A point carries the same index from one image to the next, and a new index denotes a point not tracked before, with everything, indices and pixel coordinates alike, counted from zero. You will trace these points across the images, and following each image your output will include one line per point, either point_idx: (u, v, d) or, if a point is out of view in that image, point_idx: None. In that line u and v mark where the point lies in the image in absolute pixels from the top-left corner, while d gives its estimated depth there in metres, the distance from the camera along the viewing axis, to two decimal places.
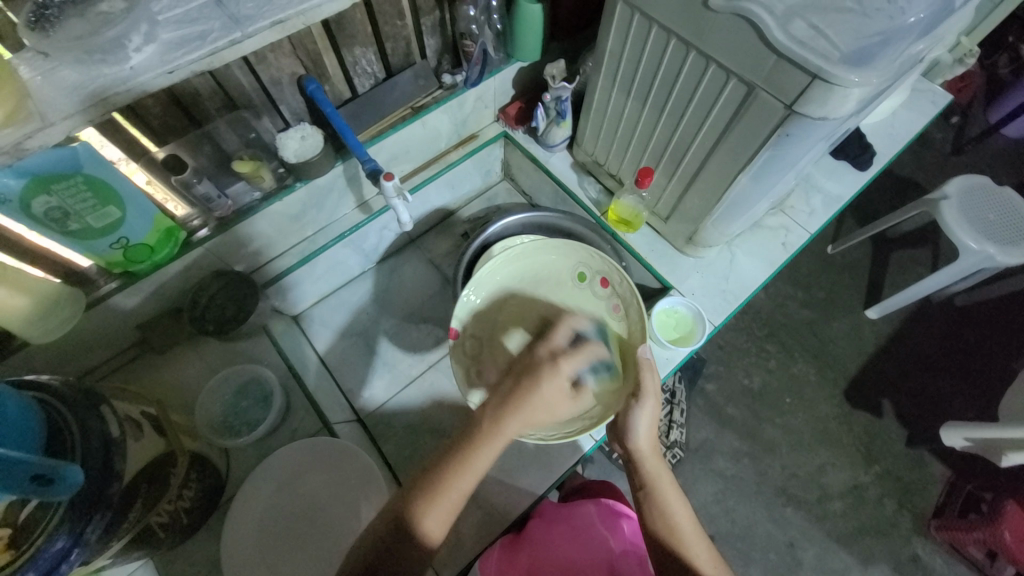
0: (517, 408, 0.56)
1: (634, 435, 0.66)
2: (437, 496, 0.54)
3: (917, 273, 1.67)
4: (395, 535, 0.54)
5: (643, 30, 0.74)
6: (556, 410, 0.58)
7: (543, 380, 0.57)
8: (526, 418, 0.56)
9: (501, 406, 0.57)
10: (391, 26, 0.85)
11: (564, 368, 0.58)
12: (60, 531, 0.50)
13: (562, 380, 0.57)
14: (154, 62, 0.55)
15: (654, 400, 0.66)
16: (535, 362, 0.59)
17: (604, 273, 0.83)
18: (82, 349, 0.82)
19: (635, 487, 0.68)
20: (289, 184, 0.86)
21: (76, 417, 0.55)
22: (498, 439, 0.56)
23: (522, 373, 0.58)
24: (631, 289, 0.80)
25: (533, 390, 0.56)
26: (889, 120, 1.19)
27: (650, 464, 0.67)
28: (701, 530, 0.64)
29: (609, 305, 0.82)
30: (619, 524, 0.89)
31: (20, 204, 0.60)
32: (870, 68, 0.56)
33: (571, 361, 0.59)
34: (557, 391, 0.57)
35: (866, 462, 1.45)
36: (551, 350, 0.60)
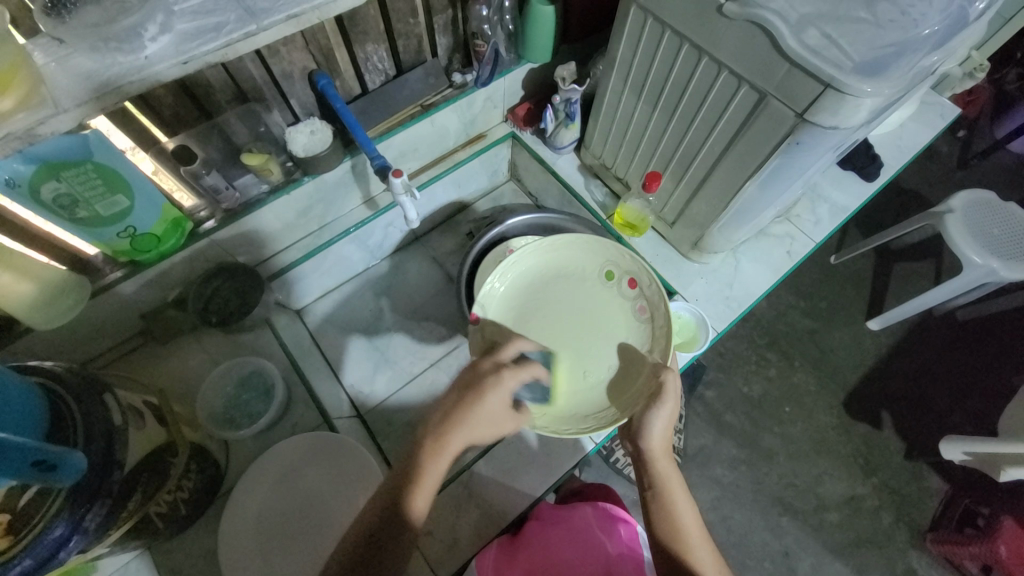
0: (461, 421, 0.59)
1: (648, 437, 0.66)
2: (410, 488, 0.57)
3: (920, 286, 1.67)
4: (377, 537, 0.55)
5: (656, 34, 0.74)
6: (503, 423, 0.62)
7: (487, 393, 0.60)
8: (471, 428, 0.60)
9: (447, 418, 0.60)
10: (403, 24, 0.85)
11: (507, 383, 0.61)
12: (60, 518, 0.50)
13: (505, 393, 0.61)
14: (168, 52, 0.55)
15: (674, 401, 0.65)
16: (479, 376, 0.62)
17: (632, 273, 0.81)
18: (85, 337, 0.82)
19: (643, 486, 0.68)
20: (297, 178, 0.87)
21: (78, 404, 0.55)
22: (448, 448, 0.59)
23: (466, 387, 0.62)
24: (659, 291, 0.78)
25: (476, 403, 0.60)
26: (897, 132, 1.19)
27: (661, 465, 0.67)
28: (706, 534, 0.65)
29: (634, 307, 0.80)
30: (617, 528, 0.88)
31: (30, 189, 0.61)
32: (882, 78, 0.56)
33: (514, 375, 0.62)
34: (501, 403, 0.61)
35: (864, 474, 1.45)
36: (495, 364, 0.64)
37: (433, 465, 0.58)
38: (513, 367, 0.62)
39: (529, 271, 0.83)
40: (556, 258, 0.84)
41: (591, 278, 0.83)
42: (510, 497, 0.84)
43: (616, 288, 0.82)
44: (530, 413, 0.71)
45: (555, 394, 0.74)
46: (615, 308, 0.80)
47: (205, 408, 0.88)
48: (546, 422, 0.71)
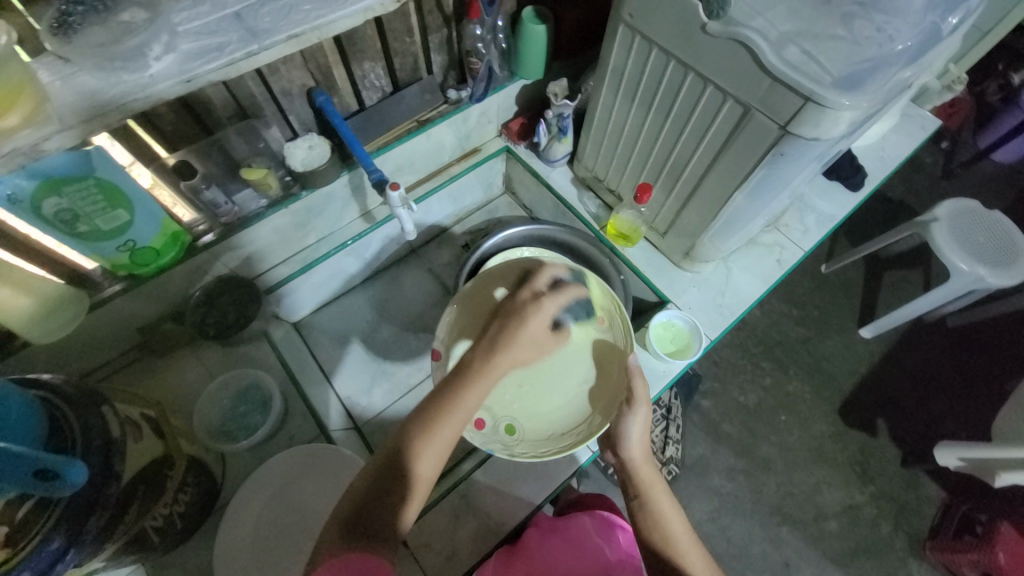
0: (505, 345, 0.62)
1: (626, 445, 0.69)
2: (411, 487, 0.55)
3: (910, 293, 1.70)
4: (379, 500, 0.53)
5: (643, 51, 0.77)
6: (539, 345, 0.66)
7: (529, 319, 0.64)
8: (513, 355, 0.63)
9: (491, 347, 0.62)
10: (400, 43, 0.88)
11: (546, 305, 0.65)
12: (56, 532, 0.50)
13: (546, 317, 0.65)
14: (173, 71, 0.57)
15: (645, 407, 0.69)
16: (519, 306, 0.66)
17: (591, 286, 0.81)
18: (81, 351, 0.82)
19: (629, 496, 0.70)
20: (295, 192, 0.88)
21: (76, 415, 0.55)
22: (491, 374, 0.60)
23: (507, 315, 0.66)
24: (611, 294, 0.78)
25: (519, 328, 0.64)
26: (880, 143, 1.22)
27: (644, 472, 0.69)
28: (696, 538, 0.66)
29: (596, 316, 0.80)
30: (615, 534, 0.90)
31: (31, 204, 0.61)
32: (860, 92, 0.59)
33: (553, 301, 0.66)
34: (540, 325, 0.66)
35: (861, 482, 1.46)
36: (533, 293, 0.68)
37: (468, 400, 0.59)
38: (550, 292, 0.67)
39: (492, 295, 0.81)
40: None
41: None
42: (509, 507, 0.83)
43: None
44: (508, 443, 0.73)
45: (530, 420, 0.75)
46: (579, 323, 0.81)
47: (202, 421, 0.87)
48: (525, 449, 0.72)
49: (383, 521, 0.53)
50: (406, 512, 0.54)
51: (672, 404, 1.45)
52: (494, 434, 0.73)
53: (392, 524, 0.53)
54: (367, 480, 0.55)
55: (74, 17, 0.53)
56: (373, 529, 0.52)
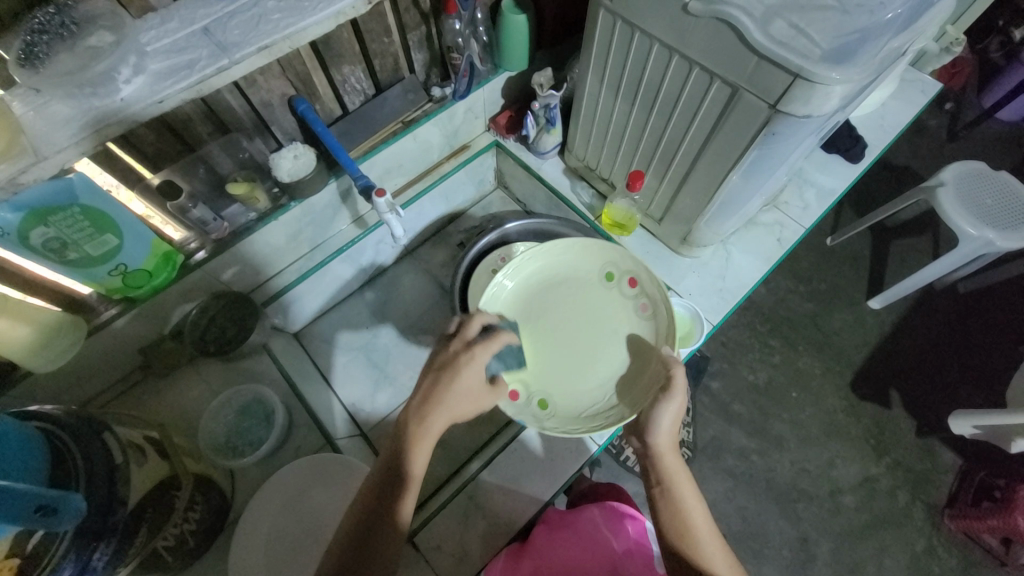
0: (438, 404, 0.62)
1: (655, 430, 0.68)
2: (404, 493, 0.59)
3: (919, 261, 1.67)
4: (370, 526, 0.57)
5: (625, 36, 0.75)
6: (480, 398, 0.65)
7: (461, 371, 0.63)
8: (450, 408, 0.62)
9: (424, 403, 0.62)
10: (378, 43, 0.86)
11: (478, 358, 0.64)
12: (67, 559, 0.51)
13: (478, 368, 0.64)
14: (144, 93, 0.56)
15: (682, 395, 0.67)
16: (451, 357, 0.65)
17: (631, 273, 0.83)
18: (84, 376, 0.83)
19: (651, 483, 0.68)
20: (284, 204, 0.87)
21: (78, 446, 0.56)
22: (431, 432, 0.61)
23: (440, 369, 0.64)
24: (658, 287, 0.80)
25: (451, 383, 0.62)
26: (879, 111, 1.19)
27: (669, 460, 0.68)
28: (714, 528, 0.65)
29: (637, 303, 0.82)
30: (624, 525, 0.89)
31: (18, 237, 0.61)
32: (850, 65, 0.57)
33: (484, 351, 0.65)
34: (475, 376, 0.64)
35: (876, 454, 1.44)
36: (464, 343, 0.66)
37: (420, 447, 0.61)
38: (482, 343, 0.65)
39: (536, 271, 0.86)
40: (557, 259, 0.86)
41: (591, 279, 0.85)
42: (518, 505, 0.83)
43: (617, 288, 0.84)
44: (540, 416, 0.75)
45: (564, 397, 0.77)
46: (620, 306, 0.83)
47: (207, 438, 0.88)
48: (556, 425, 0.74)
49: (382, 532, 0.57)
50: (401, 520, 0.58)
51: (681, 389, 1.46)
52: (527, 407, 0.76)
53: (391, 531, 0.57)
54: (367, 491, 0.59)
55: (39, 47, 0.54)
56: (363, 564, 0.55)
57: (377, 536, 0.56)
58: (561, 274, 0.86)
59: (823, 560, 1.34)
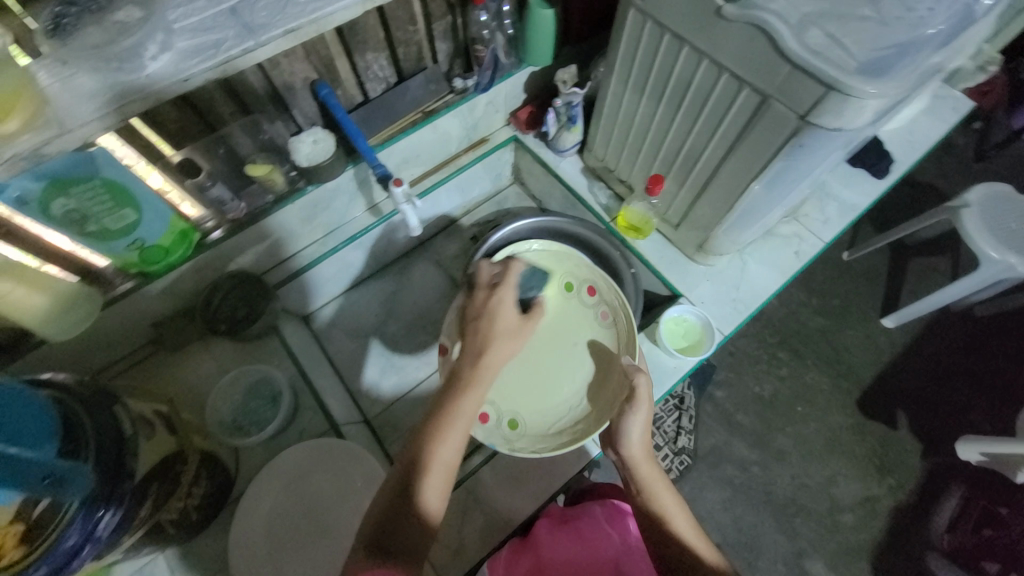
0: (485, 350, 0.62)
1: (627, 441, 0.69)
2: (429, 464, 0.56)
3: (936, 281, 1.64)
4: (400, 511, 0.54)
5: (655, 36, 0.73)
6: (519, 335, 0.64)
7: (491, 312, 0.64)
8: (496, 354, 0.62)
9: (473, 357, 0.62)
10: (403, 31, 0.86)
11: (500, 291, 0.66)
12: (70, 529, 0.51)
13: (507, 304, 0.65)
14: (169, 69, 0.56)
15: (647, 405, 0.68)
16: (480, 304, 0.65)
17: (590, 281, 0.82)
18: (97, 346, 0.84)
19: (633, 492, 0.72)
20: (301, 187, 0.87)
21: (87, 416, 0.57)
22: (481, 379, 0.60)
23: (474, 319, 0.65)
24: (618, 295, 0.78)
25: (490, 328, 0.63)
26: (908, 126, 1.16)
27: (644, 470, 0.70)
28: (694, 521, 0.69)
29: (597, 312, 0.80)
30: (625, 521, 0.83)
31: (39, 205, 0.63)
32: (886, 79, 0.56)
33: (507, 285, 0.66)
34: (503, 314, 0.64)
35: (879, 474, 1.43)
36: (488, 286, 0.67)
37: (460, 405, 0.59)
38: (503, 279, 0.66)
39: None
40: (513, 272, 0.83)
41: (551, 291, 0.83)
42: (516, 503, 0.84)
43: (577, 297, 0.83)
44: (510, 437, 0.73)
45: (532, 414, 0.75)
46: (581, 318, 0.81)
47: (216, 415, 0.89)
48: (526, 444, 0.73)
49: (411, 513, 0.53)
50: (427, 494, 0.54)
51: (685, 395, 1.45)
52: (496, 428, 0.73)
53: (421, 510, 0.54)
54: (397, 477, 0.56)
55: (67, 19, 0.54)
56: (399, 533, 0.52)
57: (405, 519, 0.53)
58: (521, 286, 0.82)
59: None
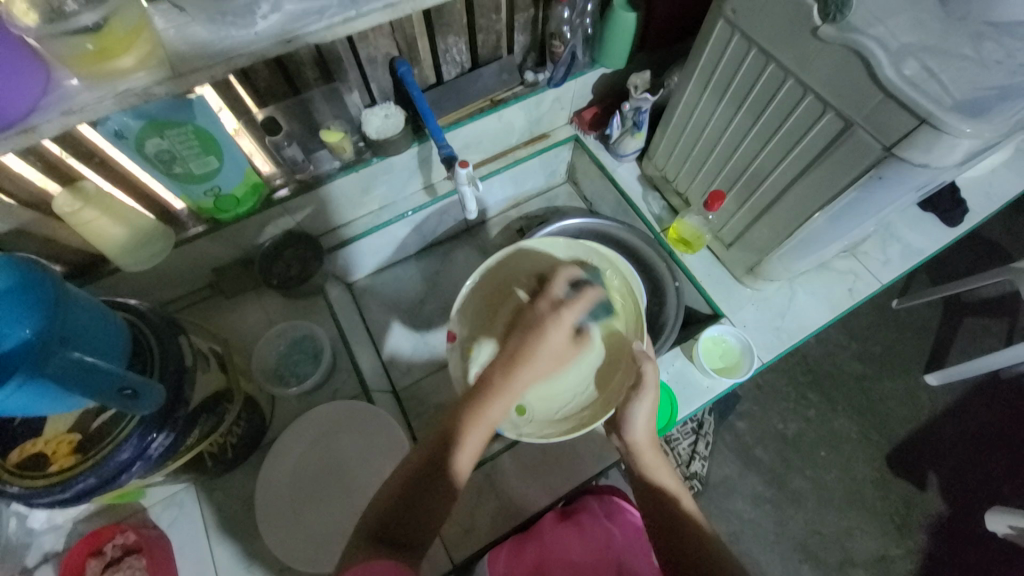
0: (526, 359, 0.63)
1: (631, 427, 0.69)
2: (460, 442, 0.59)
3: (990, 344, 1.55)
4: (427, 480, 0.58)
5: (741, 50, 0.72)
6: (562, 357, 0.66)
7: (550, 330, 0.64)
8: (535, 367, 0.63)
9: (511, 361, 0.63)
10: (485, 20, 0.87)
11: (564, 316, 0.65)
12: (127, 441, 0.56)
13: (565, 327, 0.65)
14: (276, 30, 0.59)
15: (652, 391, 0.67)
16: (538, 317, 0.66)
17: (595, 265, 0.78)
18: (161, 283, 0.89)
19: (635, 478, 0.72)
20: (367, 158, 0.91)
21: (157, 341, 0.61)
22: (512, 387, 0.61)
23: (526, 328, 0.65)
24: (625, 279, 0.76)
25: (539, 339, 0.63)
26: (988, 176, 1.11)
27: (648, 455, 0.71)
28: (698, 514, 0.68)
29: (603, 299, 0.78)
30: (624, 513, 0.87)
31: (136, 142, 0.68)
32: (985, 120, 0.54)
33: (572, 310, 0.66)
34: (561, 337, 0.65)
35: (899, 534, 1.36)
36: (551, 302, 0.67)
37: (495, 402, 0.61)
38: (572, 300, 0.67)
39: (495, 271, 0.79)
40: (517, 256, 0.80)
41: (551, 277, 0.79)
42: (531, 494, 0.85)
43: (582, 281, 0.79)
44: (517, 423, 0.70)
45: (539, 398, 0.73)
46: None
47: (258, 363, 0.94)
48: (533, 429, 0.70)
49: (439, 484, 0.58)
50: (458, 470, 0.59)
51: (704, 420, 1.42)
52: (502, 414, 0.71)
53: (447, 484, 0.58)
54: (424, 455, 0.60)
55: None
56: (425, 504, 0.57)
57: (430, 493, 0.57)
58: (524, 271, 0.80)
59: None
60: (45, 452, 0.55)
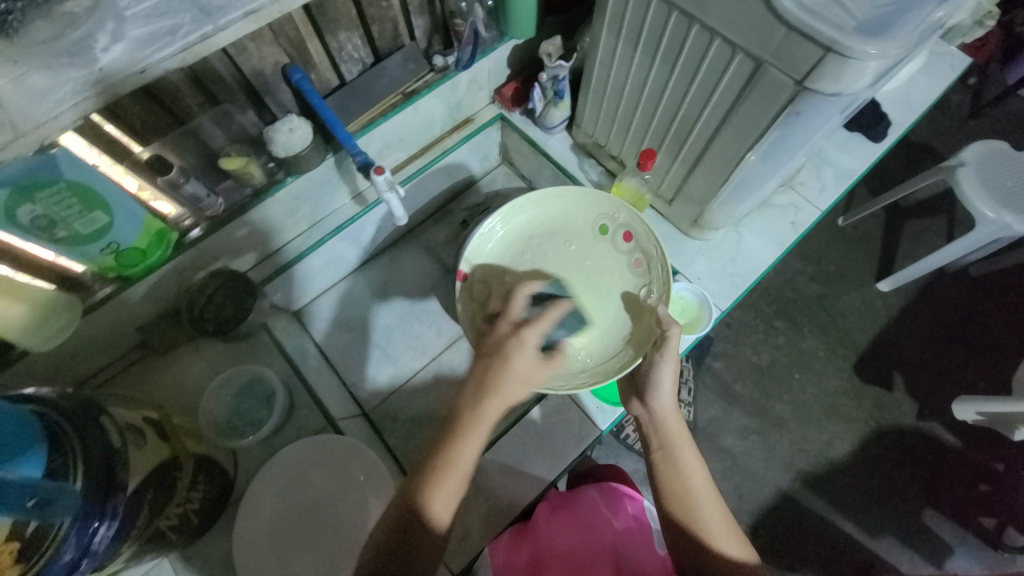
0: (495, 388, 0.61)
1: (658, 394, 0.71)
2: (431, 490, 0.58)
3: (932, 243, 1.63)
4: (410, 521, 0.57)
5: (642, 1, 0.70)
6: (532, 378, 0.63)
7: (511, 356, 0.62)
8: (503, 393, 0.61)
9: (481, 388, 0.61)
10: (376, 7, 0.81)
11: (527, 336, 0.64)
12: (65, 547, 0.51)
13: (529, 348, 0.64)
14: (123, 61, 0.52)
15: (674, 357, 0.72)
16: (500, 341, 0.65)
17: (626, 227, 0.88)
18: (84, 354, 0.82)
19: (652, 447, 0.70)
20: (280, 179, 0.84)
21: (73, 429, 0.55)
22: (482, 419, 0.61)
23: (491, 355, 0.64)
24: (653, 244, 0.85)
25: (505, 364, 0.62)
26: (905, 85, 1.13)
27: (672, 423, 0.69)
28: (716, 492, 0.66)
29: (631, 258, 0.87)
30: (623, 503, 0.87)
31: (5, 213, 0.60)
32: (887, 38, 0.53)
33: (532, 329, 0.64)
34: (527, 359, 0.63)
35: (875, 436, 1.45)
36: (512, 324, 0.67)
37: (468, 443, 0.60)
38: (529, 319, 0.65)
39: (528, 225, 0.90)
40: (550, 213, 0.90)
41: (585, 232, 0.90)
42: (520, 488, 0.85)
43: (609, 241, 0.89)
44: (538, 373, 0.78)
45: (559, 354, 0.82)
46: (613, 261, 0.88)
47: (211, 419, 0.88)
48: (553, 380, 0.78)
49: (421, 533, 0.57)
50: (437, 518, 0.58)
51: (682, 369, 1.44)
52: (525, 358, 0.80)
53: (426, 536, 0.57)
54: (399, 510, 0.59)
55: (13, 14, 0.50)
56: (409, 561, 0.56)
57: (409, 546, 0.56)
58: (554, 224, 0.90)
59: (817, 536, 1.37)
60: None
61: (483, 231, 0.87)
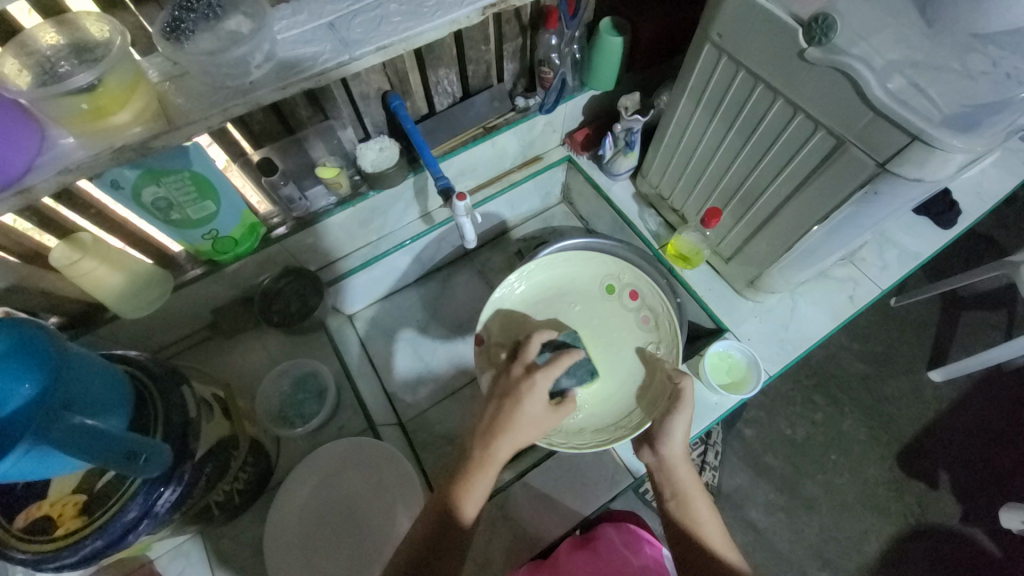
0: (502, 430, 0.64)
1: (668, 443, 0.71)
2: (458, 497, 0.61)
3: (991, 338, 1.55)
4: (443, 526, 0.60)
5: (728, 72, 0.74)
6: (541, 424, 0.66)
7: (523, 399, 0.65)
8: (512, 436, 0.64)
9: (489, 431, 0.64)
10: (475, 51, 0.89)
11: (539, 381, 0.66)
12: (133, 502, 0.55)
13: (539, 394, 0.66)
14: (271, 79, 0.60)
15: (690, 406, 0.70)
16: (513, 383, 0.67)
17: (633, 285, 0.90)
18: (162, 327, 0.89)
19: (664, 497, 0.71)
20: (364, 192, 0.91)
21: (158, 393, 0.60)
22: (494, 459, 0.63)
23: (503, 397, 0.66)
24: (661, 299, 0.87)
25: (515, 409, 0.64)
26: (976, 177, 1.12)
27: (682, 472, 0.71)
28: (729, 539, 0.67)
29: (639, 316, 0.89)
30: (643, 546, 0.86)
31: (132, 192, 0.68)
32: (974, 135, 0.55)
33: (546, 373, 0.66)
34: (536, 406, 0.65)
35: (914, 535, 1.35)
36: (526, 367, 0.69)
37: (482, 475, 0.62)
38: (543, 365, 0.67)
39: (541, 283, 0.92)
40: (557, 274, 0.92)
41: (593, 293, 0.92)
42: (545, 523, 0.84)
43: (618, 299, 0.91)
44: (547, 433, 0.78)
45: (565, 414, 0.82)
46: (623, 319, 0.89)
47: (264, 405, 0.93)
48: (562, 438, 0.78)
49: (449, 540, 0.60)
50: (464, 517, 0.61)
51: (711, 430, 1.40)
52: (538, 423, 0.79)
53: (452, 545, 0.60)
54: (429, 526, 0.61)
55: (185, 24, 0.57)
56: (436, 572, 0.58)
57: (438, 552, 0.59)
58: (563, 285, 0.92)
59: None
60: (50, 515, 0.54)
61: (500, 289, 0.88)
